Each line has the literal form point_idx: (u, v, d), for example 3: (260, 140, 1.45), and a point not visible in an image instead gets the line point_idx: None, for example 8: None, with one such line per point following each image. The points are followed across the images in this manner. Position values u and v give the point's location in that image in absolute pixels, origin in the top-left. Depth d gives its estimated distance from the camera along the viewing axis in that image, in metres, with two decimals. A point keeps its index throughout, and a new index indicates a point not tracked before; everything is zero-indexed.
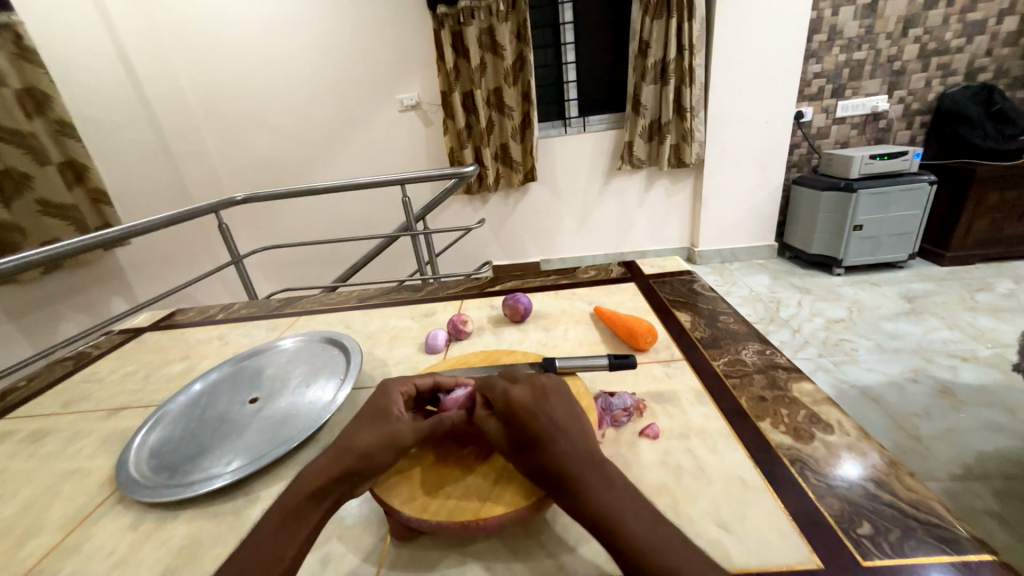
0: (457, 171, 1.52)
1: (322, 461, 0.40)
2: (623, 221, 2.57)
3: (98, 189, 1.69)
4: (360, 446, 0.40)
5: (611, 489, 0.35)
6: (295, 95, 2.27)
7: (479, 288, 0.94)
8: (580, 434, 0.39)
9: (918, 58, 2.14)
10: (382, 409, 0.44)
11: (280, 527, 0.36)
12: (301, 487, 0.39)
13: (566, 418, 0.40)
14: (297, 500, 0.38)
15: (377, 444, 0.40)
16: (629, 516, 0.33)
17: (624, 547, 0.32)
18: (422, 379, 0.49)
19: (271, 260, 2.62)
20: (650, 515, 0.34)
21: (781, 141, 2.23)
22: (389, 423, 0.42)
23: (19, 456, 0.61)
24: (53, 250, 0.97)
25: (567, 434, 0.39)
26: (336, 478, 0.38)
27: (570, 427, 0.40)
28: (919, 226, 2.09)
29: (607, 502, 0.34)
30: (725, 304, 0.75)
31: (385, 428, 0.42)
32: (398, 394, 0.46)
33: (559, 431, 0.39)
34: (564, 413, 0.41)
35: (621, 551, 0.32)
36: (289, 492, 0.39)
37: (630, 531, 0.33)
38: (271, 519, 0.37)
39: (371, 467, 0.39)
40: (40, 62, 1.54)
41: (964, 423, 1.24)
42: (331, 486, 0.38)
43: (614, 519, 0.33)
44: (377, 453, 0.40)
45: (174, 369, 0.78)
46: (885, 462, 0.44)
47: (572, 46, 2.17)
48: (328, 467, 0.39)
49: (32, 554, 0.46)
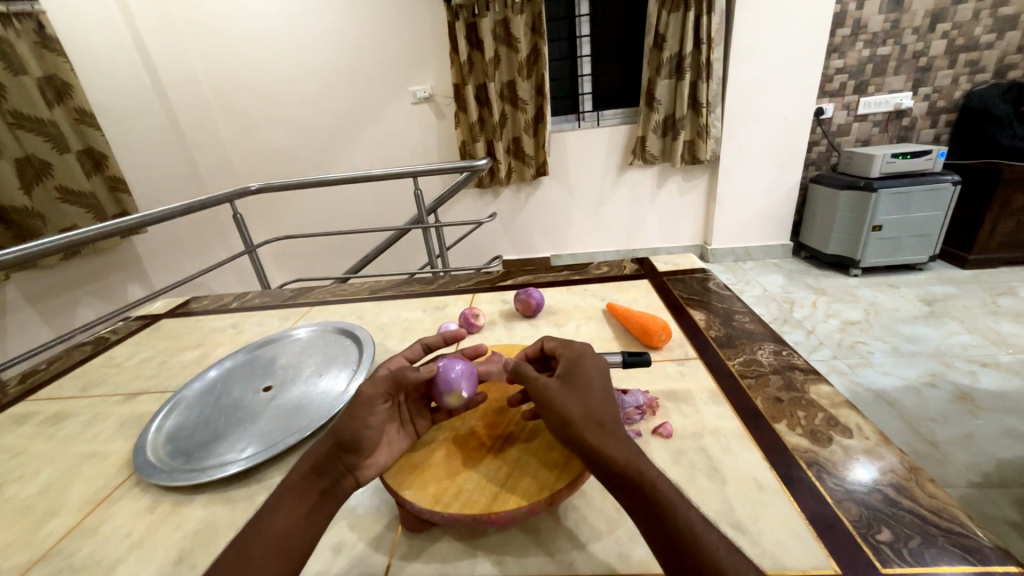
0: (469, 165, 1.51)
1: (318, 444, 0.40)
2: (635, 217, 2.54)
3: (116, 177, 1.72)
4: (340, 422, 0.40)
5: (649, 464, 0.35)
6: (309, 86, 2.28)
7: (491, 282, 0.94)
8: (611, 399, 0.40)
9: (946, 54, 2.07)
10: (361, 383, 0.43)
11: (280, 508, 0.37)
12: (302, 466, 0.39)
13: (604, 385, 0.41)
14: (295, 480, 0.39)
15: (354, 415, 0.40)
16: (674, 497, 0.33)
17: (667, 519, 0.32)
18: (414, 352, 0.48)
19: (285, 250, 2.65)
20: (686, 500, 0.34)
21: (801, 138, 2.18)
22: (361, 393, 0.41)
23: (40, 438, 0.63)
24: (72, 237, 0.98)
25: (599, 392, 0.39)
26: (326, 457, 0.39)
27: (612, 407, 0.39)
28: (941, 227, 2.04)
29: (647, 469, 0.35)
30: (740, 303, 0.74)
31: (357, 398, 0.41)
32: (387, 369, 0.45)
33: (595, 390, 0.40)
34: (602, 374, 0.42)
35: (663, 520, 0.32)
36: (292, 475, 0.39)
37: (673, 506, 0.33)
38: (274, 501, 0.38)
39: (354, 442, 0.39)
40: (62, 51, 1.57)
41: (981, 429, 1.22)
42: (325, 464, 0.39)
43: (661, 488, 0.33)
44: (354, 426, 0.40)
45: (189, 356, 0.79)
46: (905, 467, 0.43)
47: (587, 39, 2.15)
48: (320, 447, 0.40)
49: (53, 533, 0.47)
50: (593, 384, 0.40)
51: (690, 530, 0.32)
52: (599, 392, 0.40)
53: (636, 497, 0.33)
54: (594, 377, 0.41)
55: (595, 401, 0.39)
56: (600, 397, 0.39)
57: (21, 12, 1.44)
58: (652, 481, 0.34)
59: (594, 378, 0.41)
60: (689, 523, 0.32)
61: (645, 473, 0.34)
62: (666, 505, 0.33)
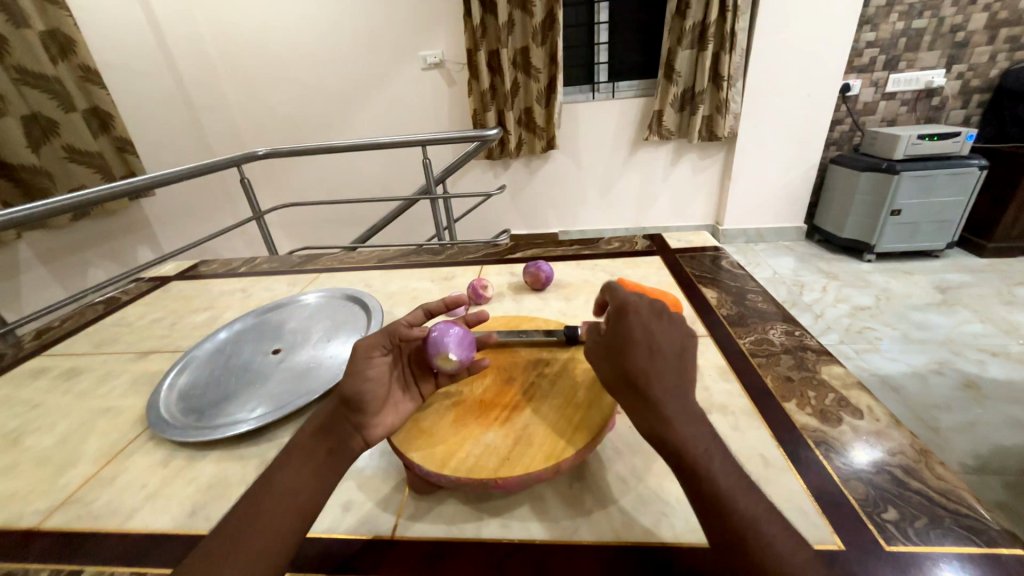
0: (479, 134, 1.48)
1: (325, 405, 0.41)
2: (646, 194, 2.49)
3: (122, 138, 1.70)
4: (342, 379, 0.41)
5: (691, 423, 0.34)
6: (316, 48, 2.21)
7: (499, 254, 0.93)
8: (671, 350, 0.38)
9: (986, 28, 1.96)
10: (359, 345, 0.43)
11: (290, 465, 0.37)
12: (310, 426, 0.40)
13: (659, 337, 0.38)
14: (304, 438, 0.39)
15: (358, 374, 0.40)
16: (710, 456, 0.33)
17: (696, 478, 0.32)
18: (417, 317, 0.47)
19: (292, 218, 2.64)
20: (723, 454, 0.34)
21: (824, 116, 2.10)
22: (360, 351, 0.41)
23: (56, 392, 0.64)
24: (81, 197, 0.98)
25: (639, 353, 0.37)
26: (331, 415, 0.40)
27: (656, 365, 0.36)
28: (963, 213, 1.98)
29: (682, 429, 0.34)
30: (754, 282, 0.72)
31: (354, 357, 0.41)
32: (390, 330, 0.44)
33: (643, 343, 0.38)
34: (660, 324, 0.39)
35: (691, 478, 0.32)
36: (301, 434, 0.40)
37: (703, 466, 0.33)
38: (284, 457, 0.38)
39: (359, 401, 0.39)
40: (64, 4, 1.52)
41: (985, 418, 1.21)
42: (332, 422, 0.39)
43: (692, 449, 0.33)
44: (353, 380, 0.40)
45: (199, 318, 0.80)
46: (915, 449, 0.42)
47: (606, 5, 2.05)
48: (327, 408, 0.41)
49: (72, 481, 0.48)
50: (634, 343, 0.37)
51: (719, 490, 0.32)
52: (639, 352, 0.37)
53: (667, 454, 0.34)
54: (635, 337, 0.38)
55: (631, 363, 0.37)
56: (638, 357, 0.37)
57: None
58: (685, 442, 0.33)
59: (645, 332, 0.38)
60: (721, 481, 0.32)
61: (678, 433, 0.34)
62: (694, 468, 0.33)
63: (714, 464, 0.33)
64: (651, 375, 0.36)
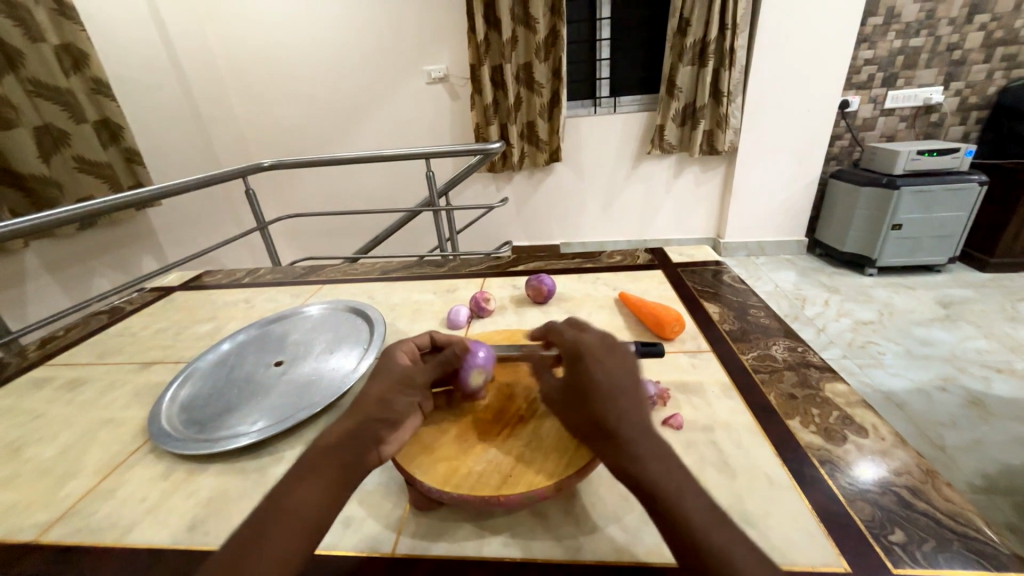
0: (482, 147, 1.49)
1: (344, 417, 0.40)
2: (648, 207, 2.51)
3: (131, 149, 1.73)
4: (376, 396, 0.42)
5: (662, 458, 0.34)
6: (323, 63, 2.25)
7: (502, 267, 0.93)
8: (638, 393, 0.38)
9: (982, 47, 1.99)
10: (387, 366, 0.45)
11: (302, 481, 0.36)
12: (325, 439, 0.39)
13: (623, 380, 0.39)
14: (319, 454, 0.37)
15: (389, 392, 0.42)
16: (684, 493, 0.32)
17: (672, 517, 0.31)
18: (423, 339, 0.50)
19: (295, 228, 2.66)
20: (695, 489, 0.33)
21: (824, 132, 2.12)
22: (399, 373, 0.44)
23: (58, 403, 0.64)
24: (88, 207, 0.99)
25: (606, 394, 0.38)
26: (354, 427, 0.39)
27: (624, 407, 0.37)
28: (963, 229, 1.98)
29: (654, 466, 0.33)
30: (755, 297, 0.72)
31: (395, 378, 0.44)
32: (402, 354, 0.47)
33: (610, 387, 0.38)
34: (621, 367, 0.40)
35: (666, 518, 0.31)
36: (313, 447, 0.38)
37: (676, 503, 0.32)
38: (295, 472, 0.37)
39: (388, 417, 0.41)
40: (78, 19, 1.56)
41: (991, 435, 1.20)
42: (351, 436, 0.39)
43: (666, 487, 0.32)
44: (390, 401, 0.42)
45: (203, 329, 0.80)
46: (921, 469, 0.42)
47: (608, 22, 2.09)
48: (346, 420, 0.40)
49: (72, 494, 0.48)
50: (599, 385, 0.38)
51: (693, 530, 0.30)
52: (604, 393, 0.38)
53: (641, 494, 0.33)
54: (598, 379, 0.39)
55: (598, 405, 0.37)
56: (603, 398, 0.37)
57: None
58: (657, 480, 0.33)
59: (608, 377, 0.39)
60: (697, 518, 0.31)
61: (649, 472, 0.33)
62: (667, 507, 0.32)
63: (688, 502, 0.32)
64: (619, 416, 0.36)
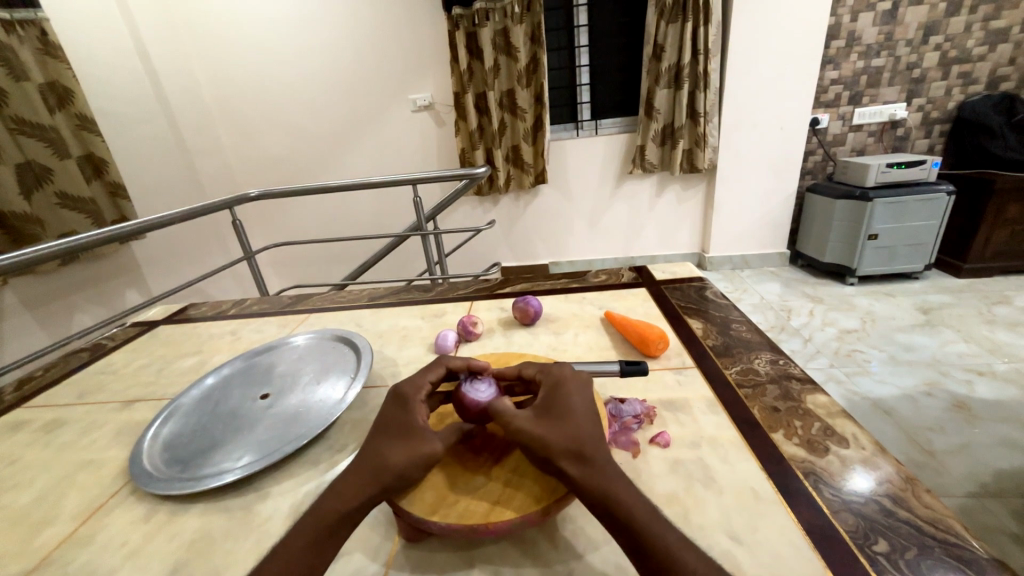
0: (468, 172, 1.51)
1: (351, 476, 0.39)
2: (633, 224, 2.55)
3: (115, 182, 1.72)
4: (394, 467, 0.39)
5: (628, 484, 0.36)
6: (310, 95, 2.30)
7: (490, 289, 0.94)
8: (596, 426, 0.40)
9: (939, 65, 2.11)
10: (406, 422, 0.42)
11: (307, 548, 0.35)
12: (330, 501, 0.38)
13: (586, 407, 0.41)
14: (324, 517, 0.37)
15: (407, 463, 0.39)
16: (654, 518, 0.34)
17: (647, 545, 0.33)
18: (436, 375, 0.48)
19: (284, 257, 2.66)
20: (663, 518, 0.35)
21: (798, 147, 2.20)
22: (419, 438, 0.40)
23: (36, 445, 0.63)
24: (69, 243, 0.98)
25: (582, 418, 0.40)
26: (367, 498, 0.37)
27: (592, 434, 0.39)
28: (936, 237, 2.05)
29: (626, 494, 0.35)
30: (738, 312, 0.74)
31: (412, 444, 0.40)
32: (420, 404, 0.44)
33: (580, 420, 0.40)
34: (584, 400, 0.42)
35: (642, 547, 0.33)
36: (316, 506, 0.38)
37: (649, 528, 0.33)
38: (299, 535, 0.36)
39: (399, 487, 0.38)
40: (64, 58, 1.58)
41: (979, 439, 1.22)
42: (360, 506, 0.37)
43: (637, 515, 0.34)
44: (410, 474, 0.39)
45: (187, 363, 0.79)
46: (902, 477, 0.43)
47: (585, 49, 2.17)
48: (355, 484, 0.38)
49: (47, 542, 0.46)
50: (573, 412, 0.40)
51: (666, 550, 0.32)
52: (581, 418, 0.40)
53: (615, 523, 0.34)
54: (575, 404, 0.41)
55: (575, 430, 0.38)
56: (581, 425, 0.39)
57: (25, 19, 1.45)
58: (628, 509, 0.34)
59: (577, 404, 0.41)
60: (672, 543, 0.33)
61: (621, 501, 0.34)
62: (642, 530, 0.33)
63: (661, 529, 0.33)
64: (592, 443, 0.38)
